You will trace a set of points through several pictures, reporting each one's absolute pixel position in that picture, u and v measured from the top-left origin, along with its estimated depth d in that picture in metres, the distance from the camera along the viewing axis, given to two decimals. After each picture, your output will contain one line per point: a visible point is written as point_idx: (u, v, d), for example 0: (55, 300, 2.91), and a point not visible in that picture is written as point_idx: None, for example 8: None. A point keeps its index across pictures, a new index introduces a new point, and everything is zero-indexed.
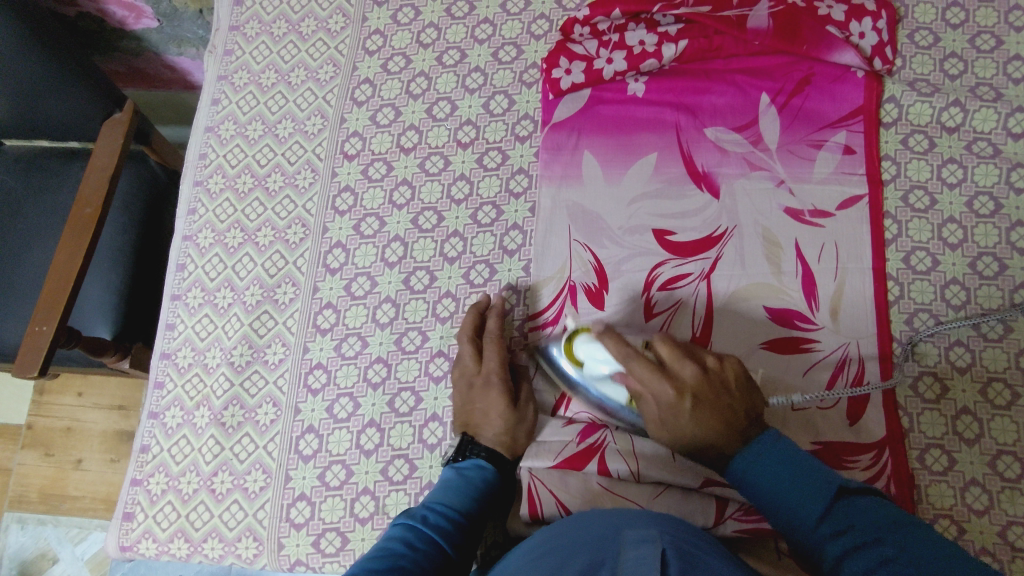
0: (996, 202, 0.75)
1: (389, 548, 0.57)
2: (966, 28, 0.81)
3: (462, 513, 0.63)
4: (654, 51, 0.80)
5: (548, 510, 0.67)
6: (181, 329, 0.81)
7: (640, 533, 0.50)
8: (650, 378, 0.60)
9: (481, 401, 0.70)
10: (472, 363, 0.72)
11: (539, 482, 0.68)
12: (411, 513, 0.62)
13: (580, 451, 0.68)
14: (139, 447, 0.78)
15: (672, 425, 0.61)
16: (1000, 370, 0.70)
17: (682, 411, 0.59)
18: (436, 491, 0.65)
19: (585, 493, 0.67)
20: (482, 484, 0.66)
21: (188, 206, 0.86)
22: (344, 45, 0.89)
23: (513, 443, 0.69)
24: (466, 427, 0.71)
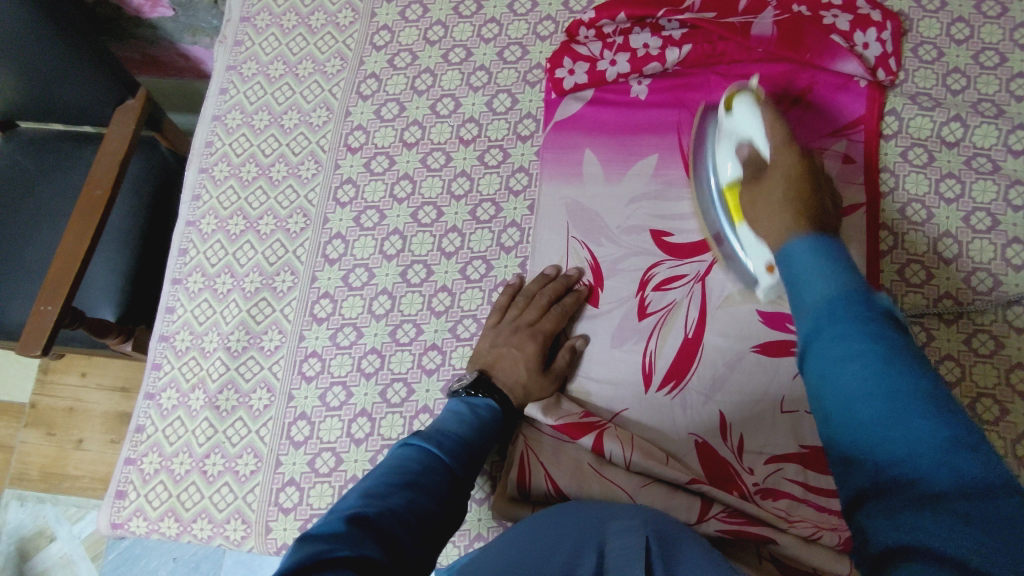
0: (993, 218, 0.75)
1: (400, 466, 0.54)
2: (971, 44, 0.82)
3: (470, 444, 0.61)
4: (657, 55, 0.81)
5: (536, 480, 0.69)
6: (180, 313, 0.82)
7: (624, 524, 0.51)
8: (781, 151, 0.68)
9: (517, 349, 0.71)
10: (529, 313, 0.73)
11: (532, 454, 0.70)
12: (422, 435, 0.59)
13: (580, 422, 0.69)
14: (135, 427, 0.79)
15: (765, 195, 0.66)
16: (990, 386, 0.70)
17: (780, 182, 0.66)
18: (446, 420, 0.62)
19: (574, 472, 0.69)
20: (490, 420, 0.65)
21: (192, 192, 0.87)
22: (352, 40, 0.90)
23: (522, 401, 0.70)
24: (487, 366, 0.71)
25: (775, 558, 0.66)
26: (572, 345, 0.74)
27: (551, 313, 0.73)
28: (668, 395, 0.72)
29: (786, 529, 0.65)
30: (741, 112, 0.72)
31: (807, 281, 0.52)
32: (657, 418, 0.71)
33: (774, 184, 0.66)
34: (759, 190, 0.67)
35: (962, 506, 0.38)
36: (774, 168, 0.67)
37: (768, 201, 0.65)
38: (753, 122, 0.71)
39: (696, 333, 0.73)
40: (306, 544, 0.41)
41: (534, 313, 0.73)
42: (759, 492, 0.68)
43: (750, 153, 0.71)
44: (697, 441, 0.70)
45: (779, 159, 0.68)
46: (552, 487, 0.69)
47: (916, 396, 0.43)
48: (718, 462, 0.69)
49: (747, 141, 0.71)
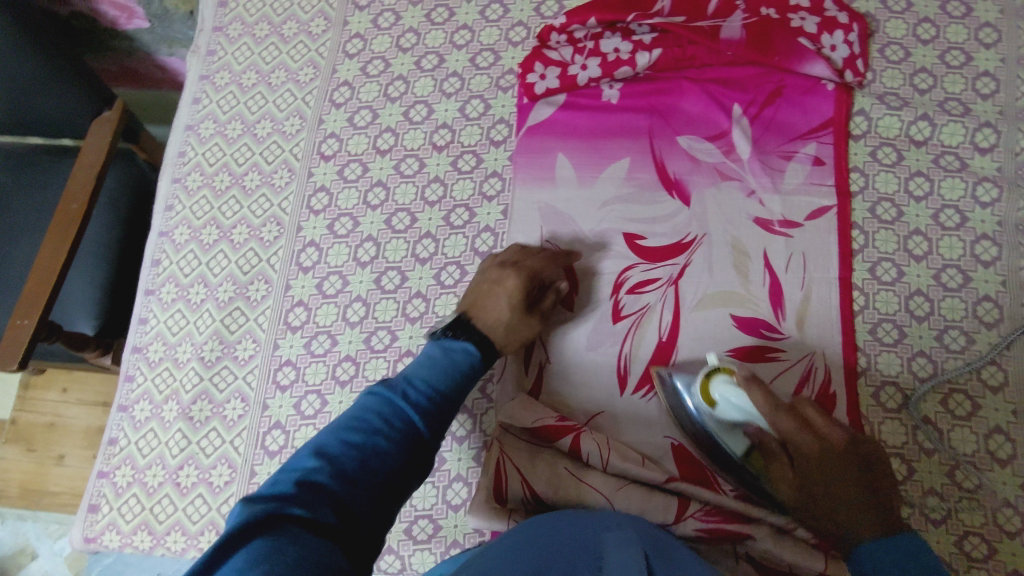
0: (962, 215, 0.76)
1: (364, 419, 0.54)
2: (937, 44, 0.83)
3: (444, 395, 0.59)
4: (628, 59, 0.81)
5: (511, 485, 0.68)
6: (153, 324, 0.81)
7: (621, 536, 0.52)
8: (793, 435, 0.61)
9: (501, 287, 0.71)
10: (515, 254, 0.73)
11: (508, 459, 0.69)
12: (390, 384, 0.58)
13: (557, 425, 0.69)
14: (107, 440, 0.78)
15: (800, 480, 0.62)
16: (961, 382, 0.71)
17: (815, 458, 0.60)
18: (417, 367, 0.61)
19: (551, 477, 0.68)
20: (467, 368, 0.63)
21: (165, 202, 0.87)
22: (324, 48, 0.90)
23: (502, 339, 0.69)
24: (471, 305, 0.70)
25: (751, 558, 0.66)
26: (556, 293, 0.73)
27: (535, 256, 0.73)
28: (643, 399, 0.72)
29: (763, 524, 0.65)
30: (729, 404, 0.64)
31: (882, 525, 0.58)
32: (633, 421, 0.72)
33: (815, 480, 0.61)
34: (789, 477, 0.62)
35: None
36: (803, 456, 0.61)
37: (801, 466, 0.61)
38: (742, 408, 0.64)
39: (670, 335, 0.73)
40: (250, 506, 0.44)
41: (524, 257, 0.73)
42: (734, 493, 0.69)
43: (758, 431, 0.65)
44: (672, 443, 0.71)
45: (797, 446, 0.61)
46: (528, 493, 0.68)
47: None
48: (693, 465, 0.70)
49: (749, 422, 0.65)
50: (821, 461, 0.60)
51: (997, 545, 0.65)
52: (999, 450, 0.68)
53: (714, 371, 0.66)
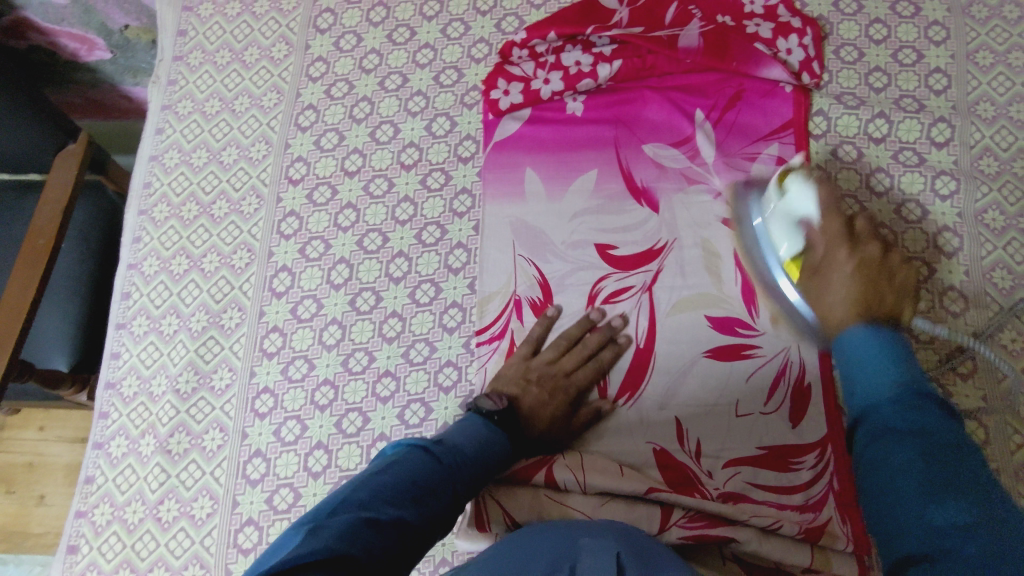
0: (923, 208, 0.78)
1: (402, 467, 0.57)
2: (888, 43, 0.85)
3: (475, 463, 0.62)
4: (590, 71, 0.82)
5: (496, 520, 0.69)
6: (126, 358, 0.80)
7: (598, 542, 0.53)
8: (829, 227, 0.65)
9: (544, 394, 0.71)
10: (568, 361, 0.73)
11: (489, 494, 0.69)
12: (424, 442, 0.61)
13: (530, 462, 0.70)
14: (84, 478, 0.77)
15: (818, 297, 0.63)
16: (932, 371, 0.72)
17: (844, 245, 0.64)
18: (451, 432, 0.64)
19: (533, 504, 0.69)
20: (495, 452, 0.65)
21: (133, 234, 0.86)
22: (287, 73, 0.90)
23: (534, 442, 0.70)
24: (512, 398, 0.71)
25: (738, 557, 0.67)
26: (598, 406, 0.72)
27: (587, 368, 0.73)
28: (623, 406, 0.73)
29: (748, 522, 0.66)
30: (799, 192, 0.67)
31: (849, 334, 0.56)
32: (615, 431, 0.72)
33: (837, 270, 0.63)
34: (812, 283, 0.64)
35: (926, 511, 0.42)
36: (831, 260, 0.64)
37: (824, 287, 0.63)
38: (808, 206, 0.66)
39: (647, 341, 0.74)
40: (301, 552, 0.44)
41: (574, 362, 0.73)
42: (719, 493, 0.69)
43: (810, 235, 0.66)
44: (655, 449, 0.71)
45: (841, 255, 0.64)
46: (512, 525, 0.69)
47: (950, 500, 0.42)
48: (677, 468, 0.70)
49: (804, 221, 0.66)
50: (832, 275, 0.63)
51: None
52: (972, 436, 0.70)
53: (794, 169, 0.70)
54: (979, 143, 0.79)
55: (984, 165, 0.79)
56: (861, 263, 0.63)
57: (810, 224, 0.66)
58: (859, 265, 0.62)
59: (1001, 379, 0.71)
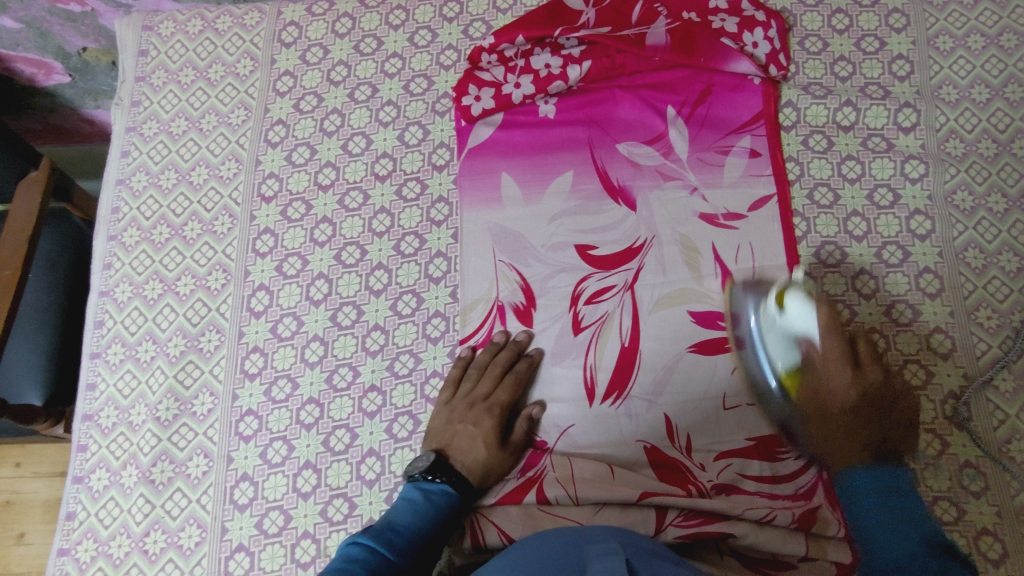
0: (894, 193, 0.79)
1: (347, 572, 0.58)
2: (851, 32, 0.86)
3: (424, 538, 0.64)
4: (560, 73, 0.82)
5: (491, 541, 0.67)
6: (103, 388, 0.78)
7: (603, 547, 0.53)
8: (834, 376, 0.67)
9: (472, 428, 0.70)
10: (482, 385, 0.72)
11: (482, 515, 0.68)
12: (374, 532, 0.62)
13: (520, 484, 0.69)
14: (65, 515, 0.74)
15: (829, 438, 0.67)
16: (913, 352, 0.73)
17: (851, 410, 0.66)
18: (399, 510, 0.65)
19: (527, 520, 0.67)
20: (448, 509, 0.66)
21: (103, 260, 0.84)
22: (254, 88, 0.89)
23: (483, 478, 0.69)
24: (443, 447, 0.70)
25: (735, 552, 0.67)
26: (530, 415, 0.72)
27: (504, 385, 0.72)
28: (612, 406, 0.72)
29: (743, 516, 0.66)
30: (798, 312, 0.67)
31: (856, 487, 0.65)
32: (605, 433, 0.72)
33: (837, 374, 0.67)
34: (812, 384, 0.68)
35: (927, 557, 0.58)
36: (826, 356, 0.67)
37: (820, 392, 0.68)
38: (806, 322, 0.67)
39: (632, 340, 0.74)
40: None
41: (490, 386, 0.72)
42: (712, 486, 0.69)
43: (807, 351, 0.68)
44: (645, 447, 0.71)
45: (831, 379, 0.67)
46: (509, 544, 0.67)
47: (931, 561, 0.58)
48: (669, 465, 0.70)
49: (803, 338, 0.68)
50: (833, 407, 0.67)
51: (964, 506, 0.68)
52: (955, 414, 0.71)
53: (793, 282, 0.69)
54: (945, 126, 0.81)
55: (950, 148, 0.80)
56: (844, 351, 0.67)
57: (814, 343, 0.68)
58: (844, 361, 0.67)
59: (979, 357, 0.72)
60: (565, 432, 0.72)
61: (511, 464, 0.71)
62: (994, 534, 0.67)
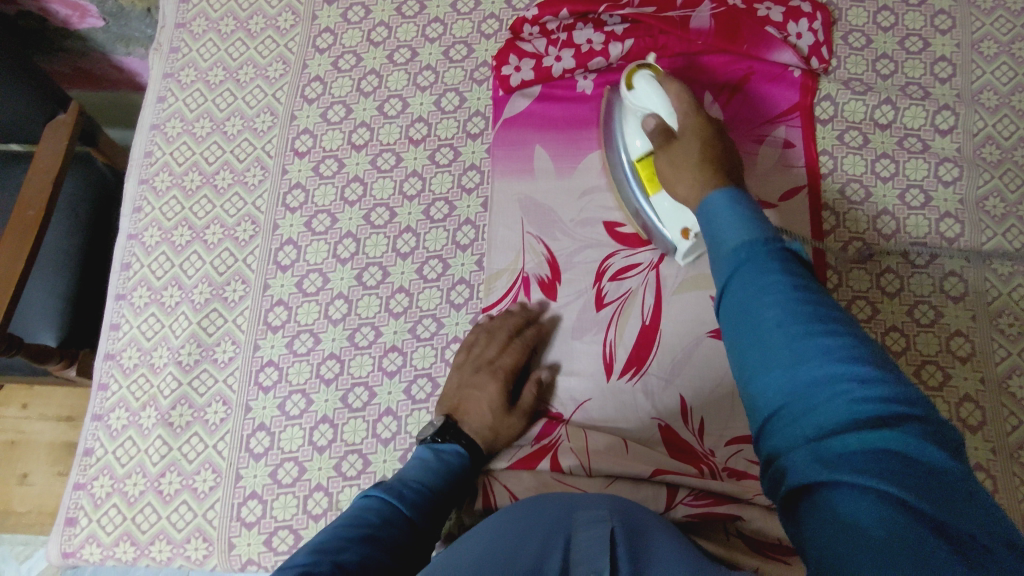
0: (926, 194, 0.79)
1: (361, 517, 0.56)
2: (896, 30, 0.86)
3: (437, 493, 0.62)
4: (601, 50, 0.82)
5: (501, 503, 0.69)
6: (126, 329, 0.79)
7: (592, 514, 0.53)
8: (688, 117, 0.67)
9: (479, 393, 0.70)
10: (490, 350, 0.72)
11: (494, 479, 0.70)
12: (385, 485, 0.61)
13: (534, 451, 0.70)
14: (83, 451, 0.75)
15: (673, 160, 0.65)
16: (933, 353, 0.73)
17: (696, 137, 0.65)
18: (409, 468, 0.64)
19: (538, 487, 0.69)
20: (458, 469, 0.66)
21: (133, 204, 0.84)
22: (293, 43, 0.89)
23: (492, 442, 0.70)
24: (453, 411, 0.70)
25: (743, 534, 0.67)
26: (539, 377, 0.73)
27: (512, 348, 0.72)
28: (629, 382, 0.73)
29: (752, 501, 0.67)
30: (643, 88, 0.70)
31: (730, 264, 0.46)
32: (621, 410, 0.72)
33: (687, 142, 0.65)
34: (668, 155, 0.65)
35: (857, 453, 0.35)
36: (683, 131, 0.66)
37: (680, 158, 0.64)
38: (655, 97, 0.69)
39: (652, 319, 0.74)
40: None
41: (497, 349, 0.72)
42: (725, 470, 0.69)
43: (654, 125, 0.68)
44: (660, 426, 0.71)
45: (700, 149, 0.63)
46: None
47: (831, 336, 0.40)
48: (681, 445, 0.70)
49: (653, 116, 0.69)
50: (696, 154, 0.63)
51: None
52: (970, 417, 0.71)
53: (644, 65, 0.73)
54: (982, 131, 0.81)
55: (986, 153, 0.80)
56: (699, 125, 0.66)
57: (667, 121, 0.68)
58: (696, 129, 0.65)
59: (999, 362, 0.73)
60: (581, 406, 0.73)
61: (520, 428, 0.71)
62: None
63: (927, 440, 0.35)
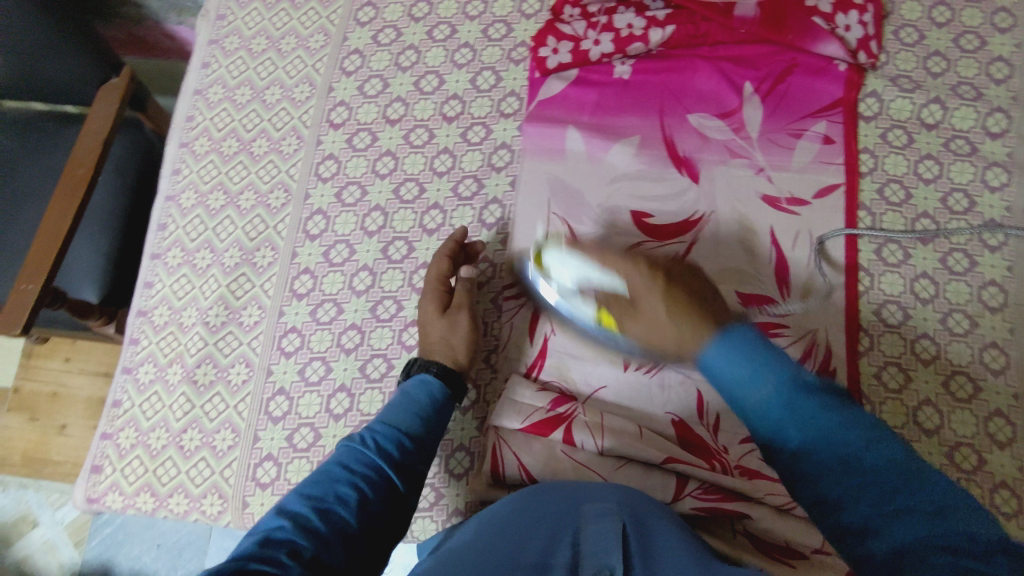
0: (970, 199, 0.76)
1: (330, 471, 0.58)
2: (951, 27, 0.82)
3: (410, 429, 0.63)
4: (641, 35, 0.81)
5: (509, 471, 0.68)
6: (159, 288, 0.82)
7: (600, 507, 0.53)
8: (637, 279, 0.63)
9: (424, 314, 0.73)
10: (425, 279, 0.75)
11: (504, 443, 0.70)
12: (355, 434, 0.62)
13: (548, 418, 0.69)
14: (111, 402, 0.78)
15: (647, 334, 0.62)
16: (964, 364, 0.71)
17: (656, 293, 0.61)
18: (381, 412, 0.64)
19: (548, 458, 0.68)
20: (430, 402, 0.66)
21: (173, 165, 0.87)
22: (336, 16, 0.90)
23: (453, 346, 0.71)
24: (420, 342, 0.72)
25: (749, 533, 0.66)
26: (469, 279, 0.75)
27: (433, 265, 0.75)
28: (645, 374, 0.72)
29: (763, 500, 0.66)
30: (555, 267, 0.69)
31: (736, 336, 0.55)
32: (635, 398, 0.72)
33: (650, 300, 0.62)
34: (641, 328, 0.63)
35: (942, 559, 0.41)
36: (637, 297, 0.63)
37: (651, 315, 0.61)
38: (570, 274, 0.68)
39: None
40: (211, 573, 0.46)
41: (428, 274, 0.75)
42: (737, 468, 0.68)
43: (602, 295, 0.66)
44: (672, 420, 0.71)
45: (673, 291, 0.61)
46: (525, 476, 0.68)
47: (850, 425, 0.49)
48: (692, 440, 0.69)
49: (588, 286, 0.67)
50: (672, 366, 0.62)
51: None
52: (998, 432, 0.68)
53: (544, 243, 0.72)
54: None
55: None
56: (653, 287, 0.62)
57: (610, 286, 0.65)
58: (653, 288, 0.62)
59: None
60: (597, 392, 0.72)
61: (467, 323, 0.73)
62: None
63: (872, 445, 0.48)
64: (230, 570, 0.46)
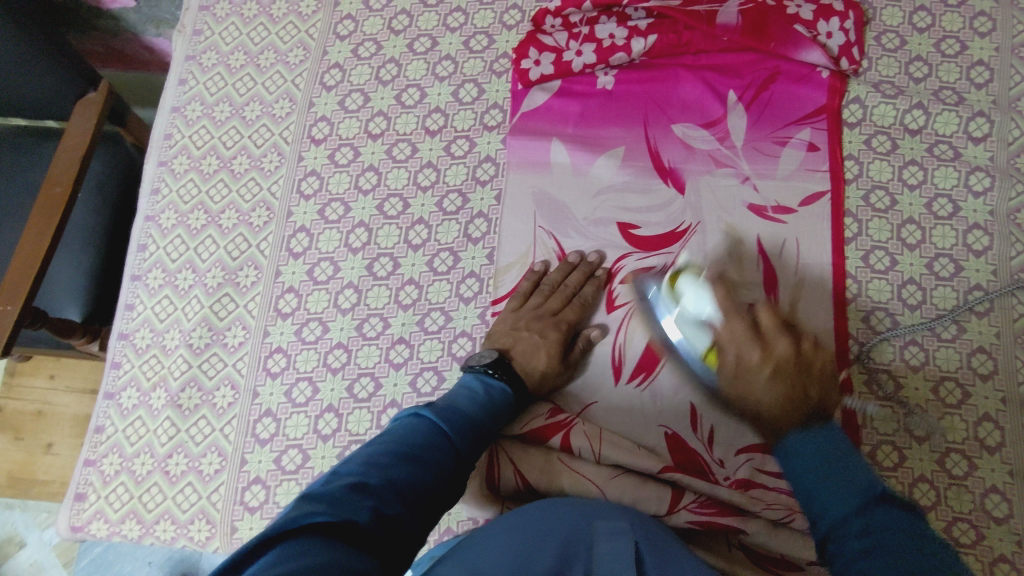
0: (955, 205, 0.76)
1: (409, 434, 0.57)
2: (932, 32, 0.83)
3: (479, 419, 0.63)
4: (623, 45, 0.81)
5: (504, 477, 0.68)
6: (140, 310, 0.80)
7: (613, 525, 0.52)
8: (743, 355, 0.61)
9: (534, 339, 0.71)
10: (552, 301, 0.73)
11: (500, 449, 0.69)
12: (435, 407, 0.61)
13: (545, 425, 0.69)
14: (94, 427, 0.77)
15: (747, 388, 0.60)
16: (952, 369, 0.71)
17: (760, 371, 0.59)
18: (458, 393, 0.64)
19: (544, 466, 0.68)
20: (501, 401, 0.66)
21: (152, 185, 0.85)
22: (315, 30, 0.89)
23: (538, 386, 0.70)
24: (505, 349, 0.71)
25: (744, 546, 0.66)
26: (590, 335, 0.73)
27: (574, 304, 0.73)
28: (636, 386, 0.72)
29: (760, 514, 0.65)
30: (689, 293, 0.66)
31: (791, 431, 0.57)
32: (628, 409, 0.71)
33: (758, 375, 0.59)
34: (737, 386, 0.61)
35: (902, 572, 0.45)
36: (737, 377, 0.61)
37: (748, 373, 0.60)
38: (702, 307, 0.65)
39: None
40: (302, 505, 0.45)
41: (559, 302, 0.73)
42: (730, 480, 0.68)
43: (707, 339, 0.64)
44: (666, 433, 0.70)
45: (768, 395, 0.58)
46: (520, 481, 0.68)
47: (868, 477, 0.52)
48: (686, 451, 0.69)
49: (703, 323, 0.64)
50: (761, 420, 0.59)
51: (986, 531, 0.66)
52: (988, 437, 0.69)
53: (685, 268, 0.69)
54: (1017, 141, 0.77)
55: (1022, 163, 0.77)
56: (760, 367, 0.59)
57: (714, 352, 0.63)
58: (766, 362, 0.59)
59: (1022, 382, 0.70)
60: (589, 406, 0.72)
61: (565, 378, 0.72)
62: (1011, 563, 0.65)
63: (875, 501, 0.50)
64: (316, 503, 0.45)
